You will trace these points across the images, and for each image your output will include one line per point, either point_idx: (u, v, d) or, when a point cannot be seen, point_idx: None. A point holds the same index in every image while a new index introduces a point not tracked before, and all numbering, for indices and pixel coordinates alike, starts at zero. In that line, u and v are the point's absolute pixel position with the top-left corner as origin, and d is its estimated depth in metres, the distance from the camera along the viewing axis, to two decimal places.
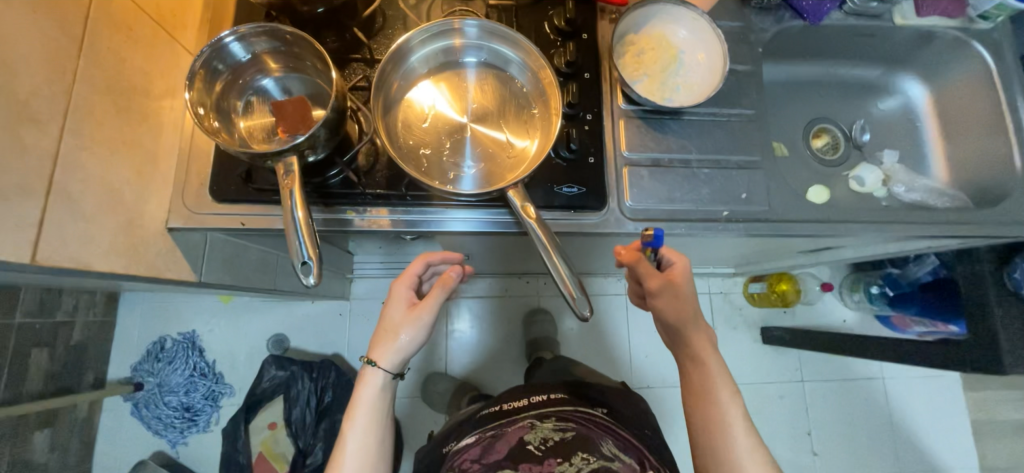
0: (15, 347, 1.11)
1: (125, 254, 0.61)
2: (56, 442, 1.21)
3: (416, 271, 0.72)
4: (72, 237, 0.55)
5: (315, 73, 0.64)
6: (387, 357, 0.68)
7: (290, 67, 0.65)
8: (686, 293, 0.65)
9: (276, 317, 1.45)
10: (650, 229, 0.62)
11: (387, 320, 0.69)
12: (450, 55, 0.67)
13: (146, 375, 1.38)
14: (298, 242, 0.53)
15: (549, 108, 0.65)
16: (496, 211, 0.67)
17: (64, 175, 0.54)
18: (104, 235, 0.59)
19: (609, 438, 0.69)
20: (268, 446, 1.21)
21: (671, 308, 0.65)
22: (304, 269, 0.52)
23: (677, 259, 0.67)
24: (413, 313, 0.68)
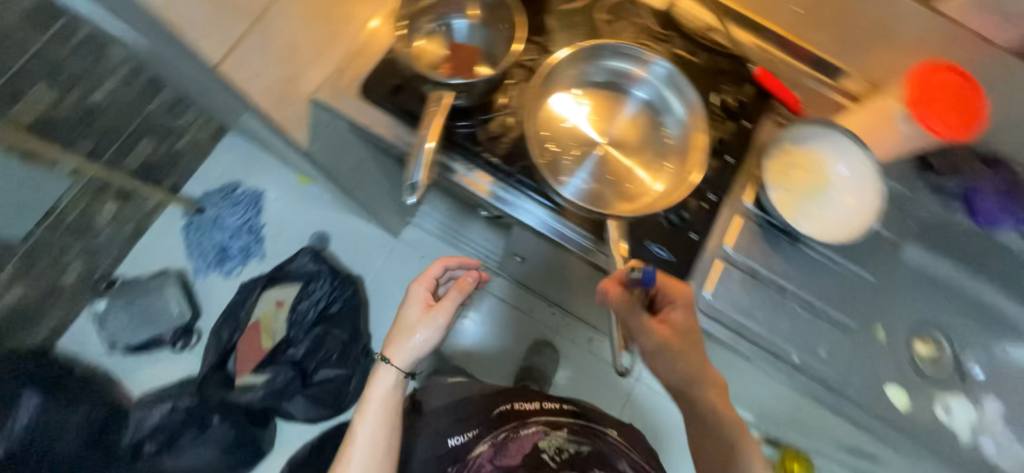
0: (137, 126, 1.25)
1: (273, 99, 0.70)
2: (119, 217, 1.35)
3: (435, 273, 0.83)
4: (251, 64, 0.67)
5: (501, 35, 0.67)
6: (399, 354, 0.76)
7: (484, 22, 0.68)
8: (687, 334, 0.63)
9: (331, 218, 1.54)
10: (636, 269, 0.58)
11: (404, 318, 0.78)
12: (622, 77, 0.67)
13: (211, 205, 1.51)
14: (416, 170, 0.57)
15: (685, 170, 0.64)
16: (580, 233, 0.66)
17: (273, 14, 0.67)
18: (269, 74, 0.68)
19: (623, 458, 0.79)
20: (266, 320, 1.25)
21: (674, 356, 0.63)
22: (410, 188, 0.56)
23: (678, 292, 0.62)
24: (429, 313, 0.77)
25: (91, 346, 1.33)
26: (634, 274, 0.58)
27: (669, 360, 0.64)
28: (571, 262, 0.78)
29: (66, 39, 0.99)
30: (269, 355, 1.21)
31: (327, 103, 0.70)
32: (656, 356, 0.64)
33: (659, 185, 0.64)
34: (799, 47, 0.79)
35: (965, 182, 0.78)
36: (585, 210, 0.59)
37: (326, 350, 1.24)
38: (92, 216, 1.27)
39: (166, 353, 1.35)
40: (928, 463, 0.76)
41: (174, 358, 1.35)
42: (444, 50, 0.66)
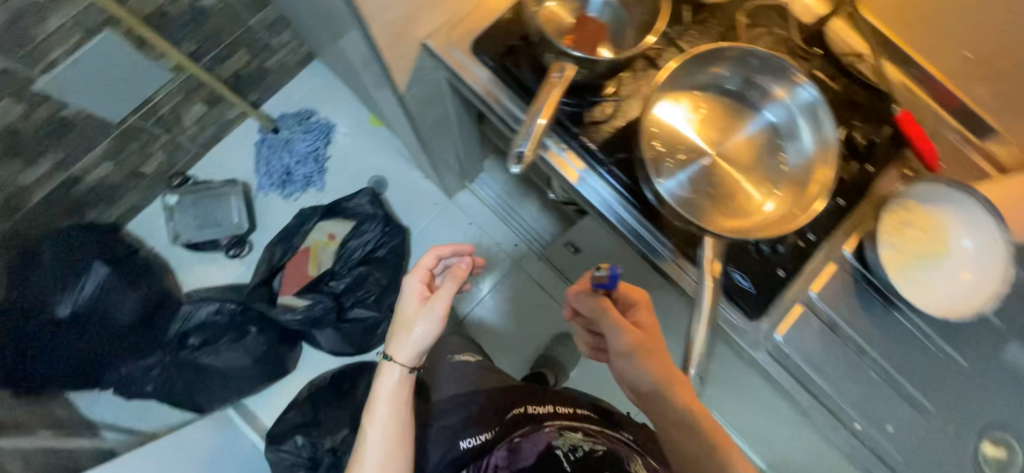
0: (235, 39, 1.28)
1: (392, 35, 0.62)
2: (202, 120, 1.41)
3: (429, 263, 0.80)
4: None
5: (634, 19, 0.63)
6: (401, 350, 0.76)
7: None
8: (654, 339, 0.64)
9: (392, 166, 1.56)
10: (604, 266, 0.62)
11: (403, 314, 0.78)
12: (751, 89, 0.62)
13: (285, 127, 1.54)
14: (524, 139, 0.51)
15: (800, 204, 0.57)
16: (660, 243, 0.62)
17: None
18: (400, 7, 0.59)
19: (639, 460, 0.76)
20: (317, 249, 1.29)
21: (642, 359, 0.62)
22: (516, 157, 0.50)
23: (636, 298, 0.66)
24: (425, 305, 0.76)
25: (156, 235, 1.45)
26: (602, 271, 0.62)
27: (640, 366, 0.62)
28: (636, 267, 0.75)
29: None
30: (311, 284, 1.24)
31: (435, 53, 0.68)
32: (624, 361, 0.63)
33: (770, 204, 0.59)
34: (948, 94, 0.71)
35: None
36: (687, 221, 0.55)
37: (366, 291, 1.26)
38: (180, 114, 1.33)
39: (214, 257, 1.46)
40: None
41: (223, 262, 1.46)
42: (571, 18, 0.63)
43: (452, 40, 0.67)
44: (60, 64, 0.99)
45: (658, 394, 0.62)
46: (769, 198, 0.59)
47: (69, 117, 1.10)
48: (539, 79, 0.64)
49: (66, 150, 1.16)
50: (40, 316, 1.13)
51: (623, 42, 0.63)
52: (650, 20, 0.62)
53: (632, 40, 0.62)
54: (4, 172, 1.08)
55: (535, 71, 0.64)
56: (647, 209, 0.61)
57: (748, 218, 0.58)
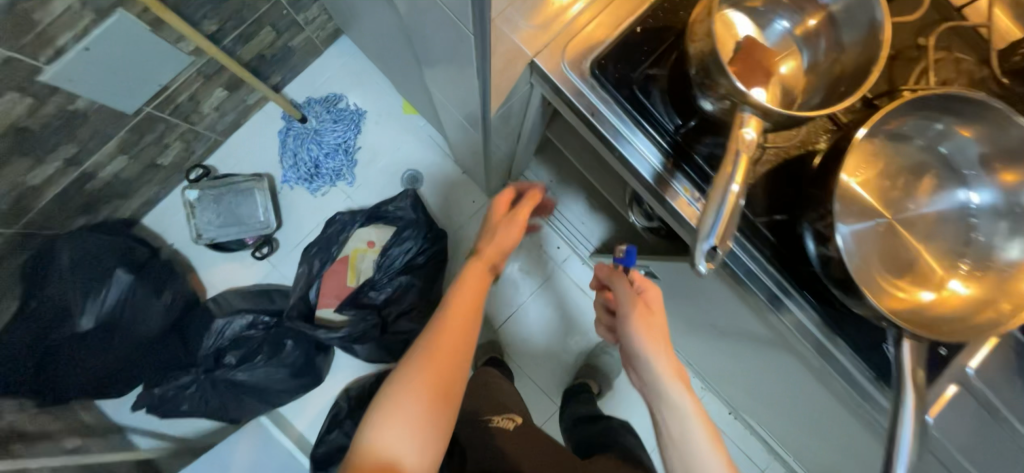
0: (260, 17, 1.13)
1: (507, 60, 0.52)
2: (223, 106, 1.28)
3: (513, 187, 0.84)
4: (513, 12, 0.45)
5: (821, 76, 0.47)
6: (490, 243, 0.74)
7: (803, 39, 0.48)
8: (660, 319, 0.62)
9: (428, 159, 1.42)
10: (622, 245, 0.68)
11: (488, 220, 0.79)
12: (943, 139, 0.49)
13: (313, 116, 1.40)
14: (714, 220, 0.38)
15: (999, 293, 0.46)
16: (802, 310, 0.54)
17: None
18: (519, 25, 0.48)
19: None
20: (354, 257, 1.20)
21: (639, 325, 0.60)
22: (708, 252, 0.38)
23: (650, 286, 0.66)
24: (511, 214, 0.78)
25: (175, 231, 1.35)
26: (619, 245, 0.68)
27: (633, 334, 0.60)
28: (748, 323, 0.66)
29: None
30: (351, 297, 1.14)
31: (545, 75, 0.55)
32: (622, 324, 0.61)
33: (957, 284, 0.48)
34: None
35: None
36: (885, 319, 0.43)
37: (409, 304, 1.17)
38: (199, 101, 1.20)
39: (238, 256, 1.37)
40: None
41: (249, 261, 1.37)
42: (740, 39, 0.47)
43: (566, 57, 0.54)
44: (69, 51, 0.85)
45: (652, 362, 0.58)
46: (956, 277, 0.49)
47: (81, 110, 0.97)
48: (673, 115, 0.53)
49: (78, 145, 1.04)
50: (60, 327, 1.04)
51: (795, 89, 0.47)
52: (845, 72, 0.45)
53: (810, 85, 0.47)
54: (12, 171, 0.96)
55: (667, 105, 0.53)
56: (792, 270, 0.53)
57: (923, 300, 0.48)
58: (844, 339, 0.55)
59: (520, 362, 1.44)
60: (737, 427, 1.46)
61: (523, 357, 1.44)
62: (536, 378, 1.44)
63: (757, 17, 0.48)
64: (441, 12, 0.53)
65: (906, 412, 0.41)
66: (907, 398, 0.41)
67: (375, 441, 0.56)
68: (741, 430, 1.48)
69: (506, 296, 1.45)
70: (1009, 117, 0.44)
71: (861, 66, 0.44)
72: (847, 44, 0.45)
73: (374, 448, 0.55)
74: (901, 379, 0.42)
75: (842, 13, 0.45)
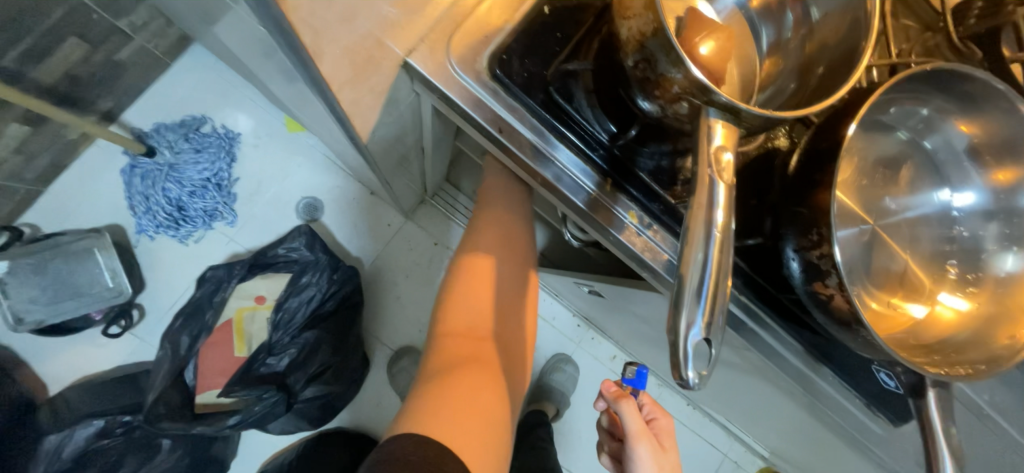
0: (53, 24, 0.85)
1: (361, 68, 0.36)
2: (26, 148, 0.96)
3: None
4: None
5: (791, 59, 0.37)
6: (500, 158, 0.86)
7: (762, 12, 0.39)
8: (670, 455, 0.55)
9: (326, 181, 1.19)
10: (636, 364, 0.55)
11: None
12: (917, 120, 0.41)
13: (165, 146, 1.11)
14: (703, 264, 0.27)
15: (1004, 308, 0.39)
16: (779, 339, 0.44)
17: None
18: (367, 13, 0.32)
19: None
20: (241, 320, 0.98)
21: (656, 466, 0.52)
22: (696, 334, 0.27)
23: (661, 412, 0.57)
24: None
25: None
26: (632, 367, 0.55)
27: None
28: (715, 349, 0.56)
29: None
30: (241, 372, 0.92)
31: (426, 81, 0.40)
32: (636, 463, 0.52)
33: (954, 299, 0.40)
34: None
35: None
36: (911, 366, 0.33)
37: (321, 364, 0.95)
38: None
39: (87, 337, 1.05)
40: None
41: (101, 341, 1.06)
42: (686, 11, 0.39)
43: (452, 53, 0.39)
44: None
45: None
46: (956, 292, 0.40)
47: None
48: (604, 120, 0.39)
49: None
50: None
51: (756, 75, 0.38)
52: (820, 52, 0.35)
53: (775, 70, 0.38)
54: None
55: (595, 108, 0.40)
56: (766, 296, 0.43)
57: (916, 318, 0.40)
58: (832, 367, 0.45)
59: None
60: (696, 417, 1.44)
61: None
62: None
63: None
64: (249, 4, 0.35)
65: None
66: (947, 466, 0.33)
67: (452, 325, 0.60)
68: (699, 419, 1.45)
69: None
70: (1004, 96, 0.37)
71: (841, 42, 0.34)
72: (818, 16, 0.36)
73: (454, 330, 0.59)
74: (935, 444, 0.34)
75: None
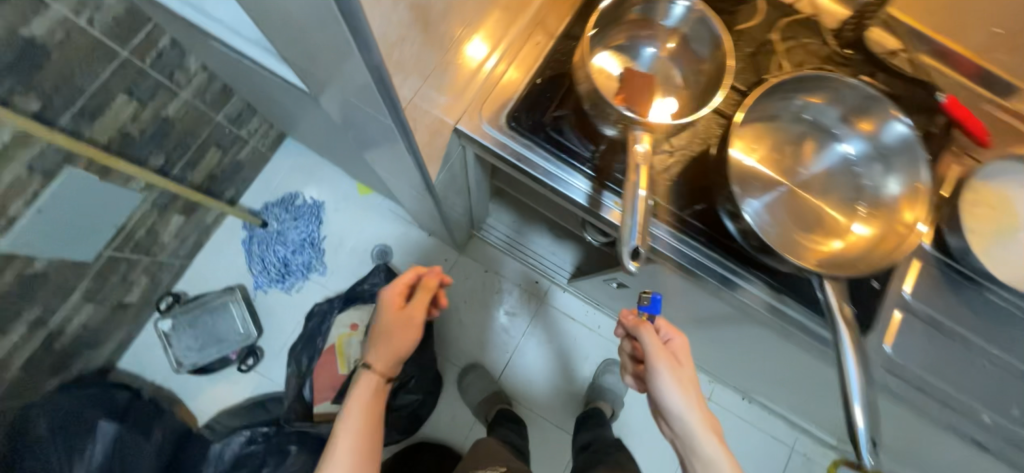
0: (204, 140, 1.19)
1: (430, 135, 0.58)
2: (181, 232, 1.30)
3: (407, 279, 0.87)
4: (425, 99, 0.52)
5: (693, 83, 0.58)
6: (377, 357, 0.80)
7: (671, 58, 0.59)
8: (685, 363, 0.69)
9: (393, 230, 1.46)
10: (648, 290, 0.70)
11: (380, 326, 0.82)
12: (802, 107, 0.59)
13: (273, 218, 1.44)
14: (632, 215, 0.48)
15: (891, 226, 0.54)
16: (750, 282, 0.59)
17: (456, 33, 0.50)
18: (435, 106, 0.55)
19: None
20: (341, 344, 1.20)
21: (671, 374, 0.66)
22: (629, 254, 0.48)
23: (676, 336, 0.72)
24: (401, 315, 0.83)
25: (154, 366, 1.32)
26: (645, 294, 0.71)
27: (667, 387, 0.66)
28: (714, 305, 0.72)
29: (149, 51, 0.94)
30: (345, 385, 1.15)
31: (470, 137, 0.62)
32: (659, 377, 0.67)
33: (859, 227, 0.55)
34: (972, 65, 0.72)
35: None
36: (796, 265, 0.51)
37: None
38: (158, 232, 1.22)
39: (224, 375, 1.33)
40: None
41: (234, 378, 1.33)
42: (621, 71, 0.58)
43: (484, 117, 0.62)
44: (21, 218, 0.89)
45: (683, 414, 0.65)
46: (857, 222, 0.55)
47: (41, 270, 0.98)
48: (586, 143, 0.60)
49: (41, 306, 1.04)
50: None
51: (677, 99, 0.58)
52: (710, 80, 0.56)
53: (686, 96, 0.58)
54: None
55: (579, 136, 0.60)
56: (728, 248, 0.58)
57: (837, 248, 0.54)
58: (793, 295, 0.58)
59: (529, 403, 1.42)
60: (754, 410, 1.48)
61: (531, 399, 1.42)
62: (550, 417, 1.41)
63: (632, 51, 0.59)
64: (363, 112, 0.60)
65: (849, 358, 0.48)
66: (840, 328, 0.49)
67: None
68: (758, 412, 1.49)
69: (500, 343, 1.44)
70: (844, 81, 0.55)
71: (718, 71, 0.54)
72: (706, 58, 0.57)
73: None
74: (832, 317, 0.49)
75: (693, 33, 0.56)
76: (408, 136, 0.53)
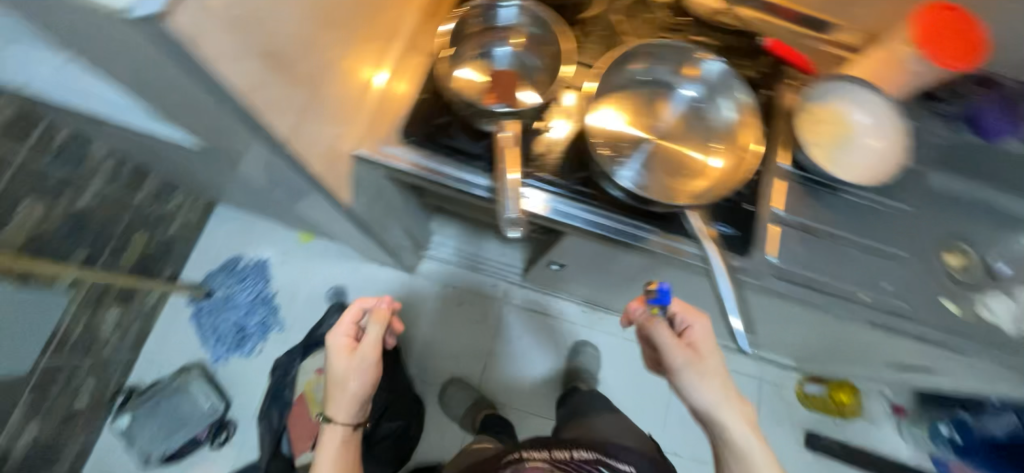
0: (127, 225, 1.18)
1: (328, 165, 0.62)
2: (122, 323, 1.27)
3: (351, 318, 0.84)
4: (312, 137, 0.57)
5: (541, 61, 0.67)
6: (339, 411, 0.80)
7: (524, 51, 0.67)
8: (706, 352, 0.71)
9: (342, 270, 1.47)
10: (652, 287, 0.70)
11: (334, 374, 0.80)
12: (642, 73, 0.69)
13: (217, 286, 1.42)
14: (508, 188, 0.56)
15: (736, 154, 0.65)
16: (651, 231, 0.65)
17: (324, 74, 0.56)
18: (326, 140, 0.60)
19: None
20: (310, 390, 1.18)
21: (690, 370, 0.69)
22: (511, 224, 0.55)
23: (695, 323, 0.72)
24: (354, 358, 0.80)
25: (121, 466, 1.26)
26: (649, 289, 0.71)
27: (687, 382, 0.69)
28: (630, 259, 0.79)
29: (46, 148, 0.94)
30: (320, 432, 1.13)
31: (370, 159, 0.66)
32: (681, 373, 0.70)
33: (715, 161, 0.65)
34: (789, 9, 0.85)
35: (964, 104, 0.83)
36: (663, 203, 0.61)
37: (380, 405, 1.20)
38: (96, 329, 1.19)
39: (197, 457, 1.29)
40: (979, 364, 0.82)
41: (210, 457, 1.29)
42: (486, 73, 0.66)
43: (381, 141, 0.66)
44: None
45: (709, 409, 0.68)
46: (714, 158, 0.65)
47: None
48: (476, 141, 0.66)
49: None
50: None
51: (540, 86, 0.66)
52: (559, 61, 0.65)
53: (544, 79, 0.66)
54: None
55: (471, 136, 0.66)
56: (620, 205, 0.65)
57: (704, 184, 0.64)
58: (685, 233, 0.65)
59: (513, 403, 1.45)
60: None
61: (514, 398, 1.46)
62: (535, 411, 1.45)
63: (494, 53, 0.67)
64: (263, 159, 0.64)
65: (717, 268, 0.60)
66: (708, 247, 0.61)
67: None
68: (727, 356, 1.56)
69: (471, 353, 1.48)
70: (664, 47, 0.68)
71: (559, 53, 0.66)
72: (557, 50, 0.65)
73: None
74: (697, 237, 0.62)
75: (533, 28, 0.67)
76: (304, 168, 0.58)
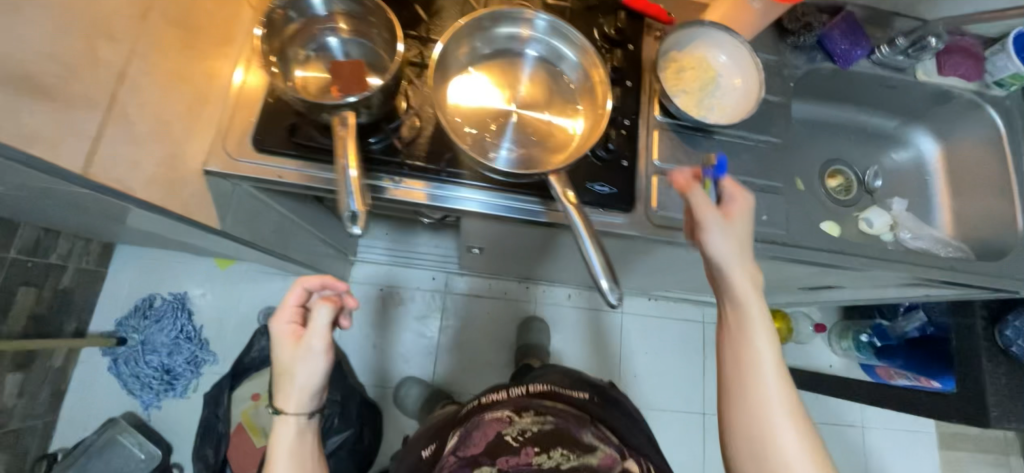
0: (4, 283, 1.07)
1: (165, 187, 0.58)
2: (26, 389, 1.16)
3: (292, 299, 0.68)
4: (120, 157, 0.54)
5: (378, 39, 0.65)
6: (289, 401, 0.65)
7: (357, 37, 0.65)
8: (743, 228, 0.61)
9: (269, 291, 1.40)
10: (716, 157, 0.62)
11: (280, 363, 0.66)
12: (490, 43, 0.68)
13: (130, 331, 1.33)
14: (347, 183, 0.52)
15: (596, 111, 0.66)
16: (526, 198, 0.66)
17: (125, 94, 0.54)
18: (152, 161, 0.57)
19: (589, 431, 0.70)
20: (249, 418, 1.17)
21: (725, 230, 0.59)
22: (350, 220, 0.52)
23: (738, 198, 0.62)
24: (301, 346, 0.65)
25: None
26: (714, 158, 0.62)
27: (714, 241, 0.59)
28: (529, 231, 0.80)
29: None
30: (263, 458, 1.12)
31: (225, 173, 0.62)
32: (709, 241, 0.59)
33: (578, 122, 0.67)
34: None
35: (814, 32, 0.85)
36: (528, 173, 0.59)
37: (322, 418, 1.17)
38: None
39: None
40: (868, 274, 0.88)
41: None
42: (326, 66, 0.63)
43: (233, 152, 0.62)
44: None
45: (734, 276, 0.60)
46: (577, 119, 0.67)
47: None
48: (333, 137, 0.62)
49: None
50: None
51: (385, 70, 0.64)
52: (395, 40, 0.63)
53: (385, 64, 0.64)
54: None
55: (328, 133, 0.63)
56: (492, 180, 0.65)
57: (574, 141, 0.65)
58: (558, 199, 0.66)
59: (469, 389, 1.46)
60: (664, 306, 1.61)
61: (470, 385, 1.46)
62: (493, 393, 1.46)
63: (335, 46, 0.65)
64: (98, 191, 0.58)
65: (579, 227, 0.57)
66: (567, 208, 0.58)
67: None
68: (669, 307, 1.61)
69: (420, 349, 1.46)
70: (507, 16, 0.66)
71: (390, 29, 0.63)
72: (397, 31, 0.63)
73: None
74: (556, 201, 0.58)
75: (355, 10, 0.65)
76: None
